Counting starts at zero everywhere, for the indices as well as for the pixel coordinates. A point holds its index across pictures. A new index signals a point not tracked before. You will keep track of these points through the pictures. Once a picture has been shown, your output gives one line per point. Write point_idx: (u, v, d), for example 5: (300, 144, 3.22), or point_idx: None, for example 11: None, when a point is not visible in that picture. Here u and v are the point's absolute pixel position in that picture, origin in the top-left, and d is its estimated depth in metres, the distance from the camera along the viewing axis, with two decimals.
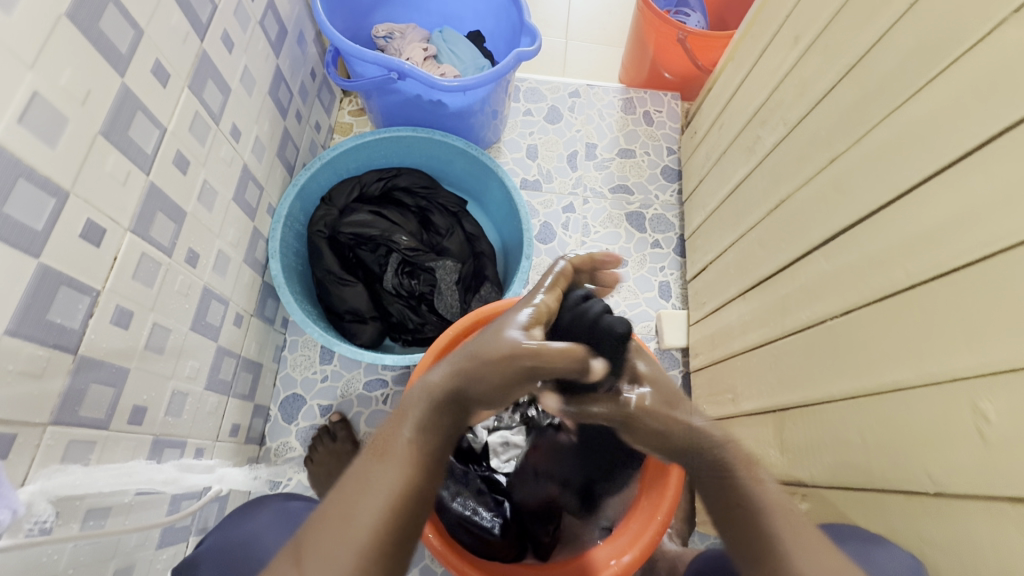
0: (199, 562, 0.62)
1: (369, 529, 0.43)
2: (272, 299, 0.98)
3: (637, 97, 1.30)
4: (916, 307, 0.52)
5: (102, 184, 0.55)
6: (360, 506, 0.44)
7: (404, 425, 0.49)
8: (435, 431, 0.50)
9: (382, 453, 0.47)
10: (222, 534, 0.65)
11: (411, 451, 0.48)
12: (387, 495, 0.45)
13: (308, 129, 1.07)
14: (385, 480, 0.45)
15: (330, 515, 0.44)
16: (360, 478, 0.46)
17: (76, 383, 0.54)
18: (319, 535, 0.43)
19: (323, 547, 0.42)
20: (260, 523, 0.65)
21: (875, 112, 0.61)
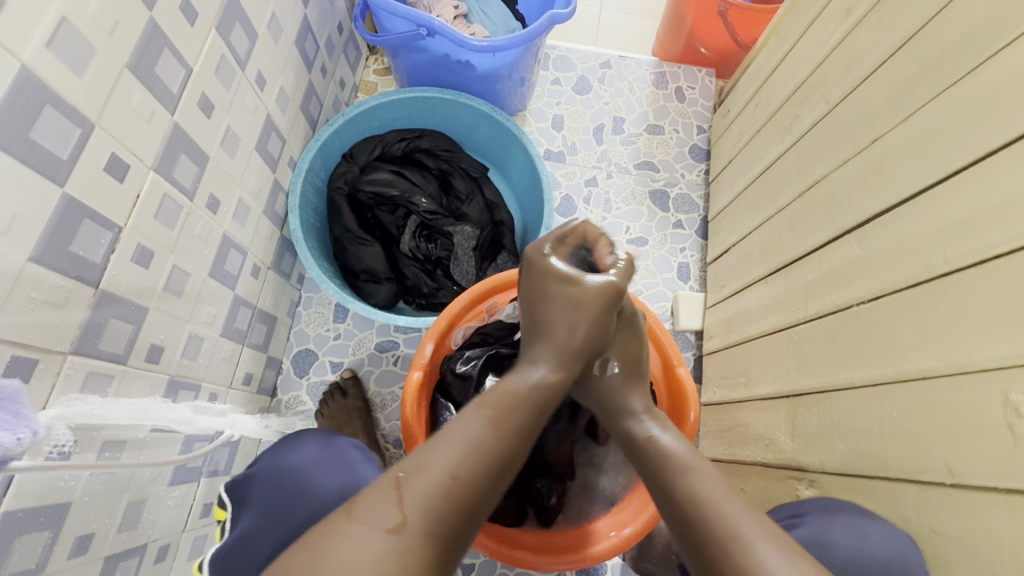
0: (251, 483, 0.64)
1: (452, 479, 0.40)
2: (289, 254, 0.98)
3: (670, 72, 1.26)
4: (949, 295, 0.50)
5: (128, 119, 0.55)
6: (467, 458, 0.41)
7: (519, 397, 0.47)
8: (541, 411, 0.48)
9: (489, 411, 0.45)
10: (274, 460, 0.66)
11: (507, 414, 0.45)
12: (480, 449, 0.42)
13: (333, 85, 1.06)
14: (476, 430, 0.43)
15: (435, 458, 0.40)
16: (454, 427, 0.43)
17: (96, 317, 0.55)
18: (422, 476, 0.39)
19: (425, 491, 0.39)
20: (309, 459, 0.66)
21: (926, 90, 0.58)
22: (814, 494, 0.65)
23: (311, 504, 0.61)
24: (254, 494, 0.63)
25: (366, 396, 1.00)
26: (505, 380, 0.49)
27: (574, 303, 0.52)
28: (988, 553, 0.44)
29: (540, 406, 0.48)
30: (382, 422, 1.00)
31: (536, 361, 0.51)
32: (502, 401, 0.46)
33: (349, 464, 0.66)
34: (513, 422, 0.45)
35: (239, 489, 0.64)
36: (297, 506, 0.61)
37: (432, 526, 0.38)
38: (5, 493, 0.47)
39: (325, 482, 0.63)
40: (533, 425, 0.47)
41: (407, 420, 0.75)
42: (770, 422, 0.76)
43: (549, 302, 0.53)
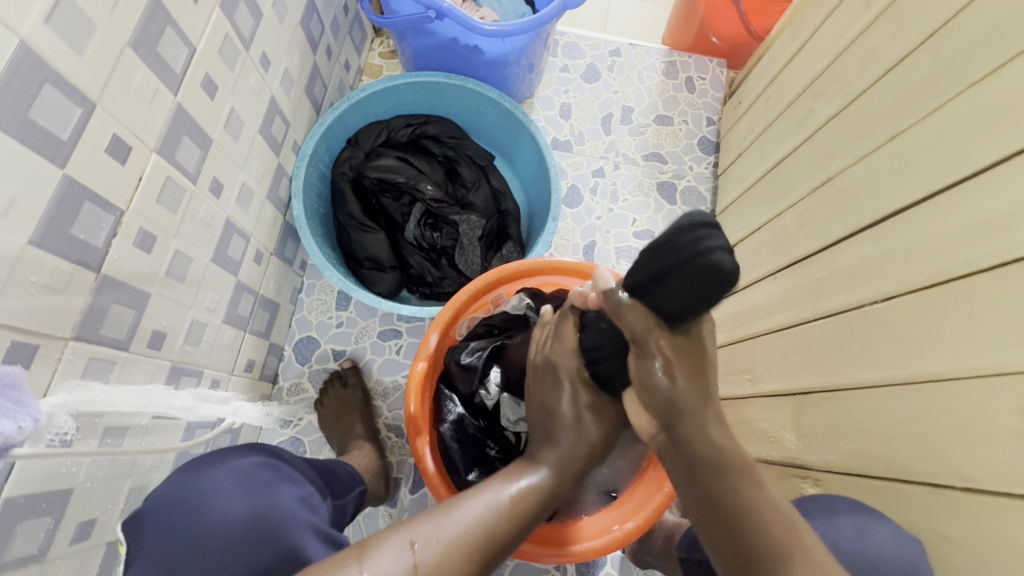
0: (144, 520, 0.54)
1: (465, 556, 0.44)
2: (292, 240, 0.97)
3: (680, 62, 1.24)
4: (968, 298, 0.49)
5: (129, 100, 0.53)
6: (479, 540, 0.45)
7: (537, 495, 0.50)
8: (546, 504, 0.51)
9: (521, 494, 0.49)
10: (170, 485, 0.57)
11: (522, 506, 0.49)
12: (490, 533, 0.46)
13: (338, 68, 1.04)
14: (491, 510, 0.47)
15: (456, 533, 0.45)
16: (475, 503, 0.47)
17: (98, 302, 0.54)
18: (440, 550, 0.43)
19: (435, 562, 0.42)
20: (215, 483, 0.56)
21: (950, 87, 0.57)
22: (819, 492, 0.65)
23: (208, 526, 0.52)
24: (147, 536, 0.53)
25: (367, 385, 1.00)
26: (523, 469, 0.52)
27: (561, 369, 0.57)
28: (1000, 557, 0.44)
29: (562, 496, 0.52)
30: (383, 410, 1.00)
31: (542, 462, 0.53)
32: (523, 490, 0.49)
33: (258, 480, 0.58)
34: (536, 507, 0.49)
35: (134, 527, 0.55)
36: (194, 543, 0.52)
37: None
38: (7, 481, 0.46)
39: (224, 501, 0.54)
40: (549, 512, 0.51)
41: (411, 412, 0.75)
42: (775, 420, 0.76)
43: (546, 391, 0.57)
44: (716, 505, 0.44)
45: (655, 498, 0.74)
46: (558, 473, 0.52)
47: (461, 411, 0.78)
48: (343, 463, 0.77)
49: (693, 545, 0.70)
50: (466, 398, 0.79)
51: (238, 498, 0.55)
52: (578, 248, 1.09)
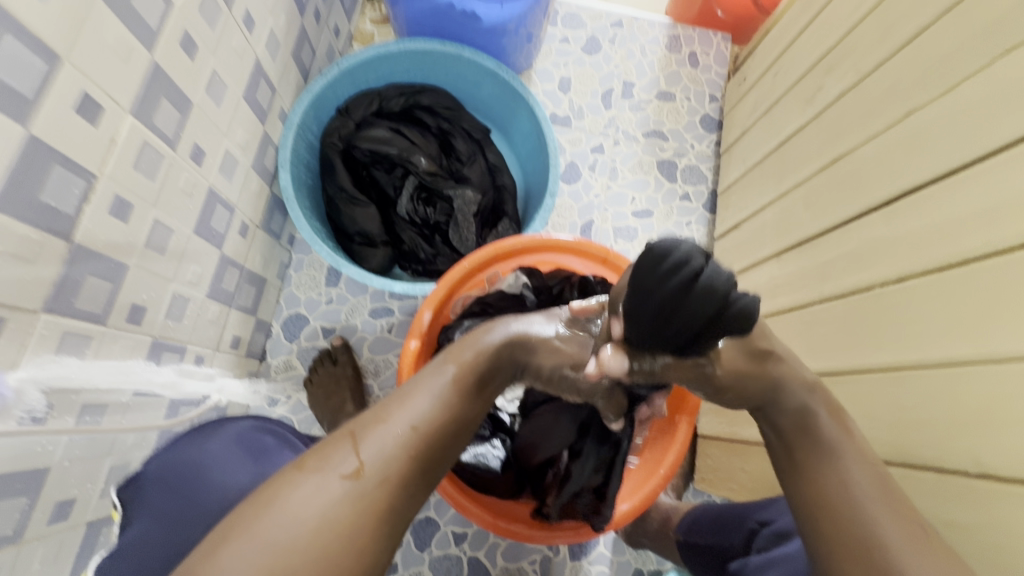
0: (143, 484, 0.52)
1: (413, 430, 0.43)
2: (280, 214, 0.93)
3: (685, 35, 1.20)
4: (986, 282, 0.48)
5: (101, 55, 0.49)
6: (428, 414, 0.44)
7: (484, 358, 0.50)
8: (495, 367, 0.51)
9: (454, 367, 0.49)
10: (173, 451, 0.54)
11: (471, 372, 0.49)
12: (442, 405, 0.45)
13: (327, 32, 0.99)
14: (437, 389, 0.46)
15: (392, 412, 0.43)
16: (421, 385, 0.46)
17: (72, 273, 0.51)
18: (376, 428, 0.42)
19: (382, 442, 0.41)
20: (217, 450, 0.54)
21: (973, 62, 0.54)
22: None
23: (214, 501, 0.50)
24: (145, 501, 0.51)
25: (358, 363, 0.97)
26: (471, 338, 0.52)
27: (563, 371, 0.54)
28: (1009, 544, 0.43)
29: (502, 364, 0.52)
30: (374, 389, 0.98)
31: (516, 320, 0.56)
32: (467, 358, 0.50)
33: (263, 451, 0.56)
34: (476, 379, 0.49)
35: (133, 490, 0.52)
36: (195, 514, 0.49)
37: (390, 470, 0.40)
38: None
39: (231, 475, 0.52)
40: (490, 380, 0.50)
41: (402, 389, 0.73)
42: None
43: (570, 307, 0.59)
44: (819, 473, 0.48)
45: (651, 481, 0.73)
46: (519, 341, 0.53)
47: None
48: None
49: (691, 529, 0.71)
50: None
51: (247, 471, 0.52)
52: (575, 226, 1.07)
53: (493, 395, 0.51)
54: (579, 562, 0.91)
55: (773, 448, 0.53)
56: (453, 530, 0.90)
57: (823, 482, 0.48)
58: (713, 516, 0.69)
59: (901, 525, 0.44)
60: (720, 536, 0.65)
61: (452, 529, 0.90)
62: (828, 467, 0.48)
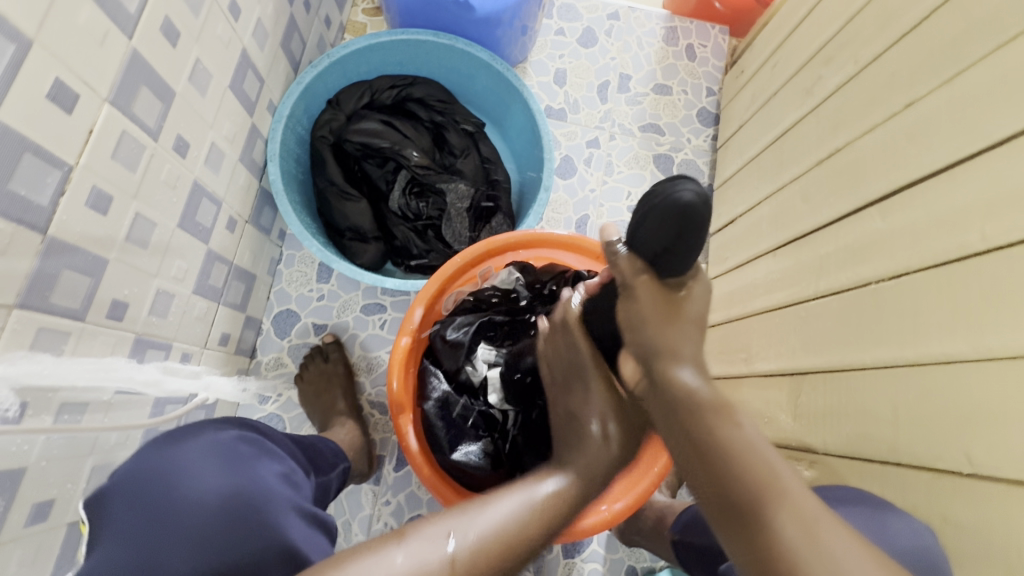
0: (108, 499, 0.49)
1: (480, 572, 0.42)
2: (269, 208, 0.92)
3: (682, 27, 1.18)
4: (986, 276, 0.47)
5: (74, 39, 0.47)
6: (497, 545, 0.44)
7: (568, 501, 0.48)
8: (575, 508, 0.48)
9: (562, 478, 0.49)
10: (143, 459, 0.51)
11: (552, 511, 0.46)
12: (509, 537, 0.44)
13: (318, 23, 0.97)
14: (505, 515, 0.45)
15: (497, 510, 0.46)
16: (496, 511, 0.46)
17: (47, 266, 0.49)
18: (472, 525, 0.44)
19: (439, 570, 0.41)
20: (192, 458, 0.52)
21: (975, 50, 0.53)
22: (815, 475, 0.64)
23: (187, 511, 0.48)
24: (112, 513, 0.48)
25: (350, 360, 0.96)
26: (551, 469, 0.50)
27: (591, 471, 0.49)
28: (1009, 545, 0.42)
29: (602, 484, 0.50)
30: (366, 387, 0.96)
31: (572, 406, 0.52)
32: (552, 494, 0.47)
33: (239, 459, 0.54)
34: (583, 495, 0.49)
35: (99, 507, 0.49)
36: (170, 521, 0.47)
37: None
38: None
39: (203, 481, 0.50)
40: (581, 504, 0.49)
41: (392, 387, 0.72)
42: (770, 400, 0.75)
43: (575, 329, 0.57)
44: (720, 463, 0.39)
45: (644, 479, 0.73)
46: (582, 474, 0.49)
47: (446, 389, 0.75)
48: (329, 441, 0.74)
49: (687, 528, 0.70)
50: (452, 375, 0.76)
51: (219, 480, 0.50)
52: (570, 221, 1.05)
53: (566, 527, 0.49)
54: (573, 560, 0.90)
55: (668, 439, 0.42)
56: None
57: (726, 484, 0.38)
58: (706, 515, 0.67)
59: (799, 517, 0.37)
60: (714, 536, 0.64)
61: None
62: (725, 457, 0.39)
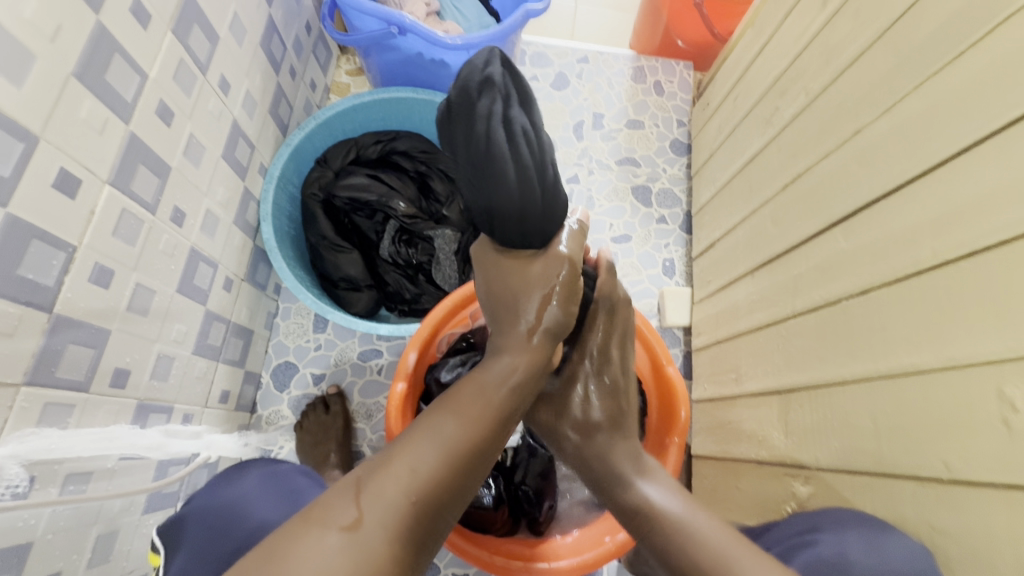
0: (183, 522, 0.58)
1: (412, 473, 0.39)
2: (264, 264, 0.95)
3: (648, 66, 1.24)
4: (940, 288, 0.50)
5: (76, 131, 0.51)
6: (432, 454, 0.40)
7: (491, 387, 0.45)
8: (518, 399, 0.46)
9: (457, 399, 0.44)
10: (209, 495, 0.60)
11: (477, 406, 0.43)
12: (447, 446, 0.40)
13: (303, 87, 1.02)
14: (438, 429, 0.41)
15: (397, 458, 0.39)
16: (426, 420, 0.42)
17: (52, 343, 0.51)
18: (381, 473, 0.38)
19: (380, 493, 0.37)
20: (250, 487, 0.60)
21: (907, 81, 0.57)
22: (810, 490, 0.65)
23: (243, 533, 0.55)
24: (185, 533, 0.56)
25: (349, 409, 0.97)
26: (476, 371, 0.47)
27: (516, 378, 0.46)
28: (991, 547, 0.44)
29: (519, 395, 0.46)
30: (366, 433, 0.97)
31: (501, 353, 0.49)
32: (476, 400, 0.44)
33: (290, 490, 0.61)
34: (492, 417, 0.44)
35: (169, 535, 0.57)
36: (224, 504, 0.58)
37: (392, 525, 0.37)
38: None
39: (248, 483, 0.61)
40: (513, 409, 0.45)
41: (391, 433, 0.73)
42: (762, 419, 0.76)
43: (505, 337, 0.50)
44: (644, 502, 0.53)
45: None
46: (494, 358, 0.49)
47: None
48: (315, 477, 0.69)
49: None
50: None
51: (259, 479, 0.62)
52: None
53: (516, 423, 0.46)
54: None
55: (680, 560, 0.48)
56: (454, 573, 0.88)
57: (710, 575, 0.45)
58: None
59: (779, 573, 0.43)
60: None
61: (453, 570, 0.88)
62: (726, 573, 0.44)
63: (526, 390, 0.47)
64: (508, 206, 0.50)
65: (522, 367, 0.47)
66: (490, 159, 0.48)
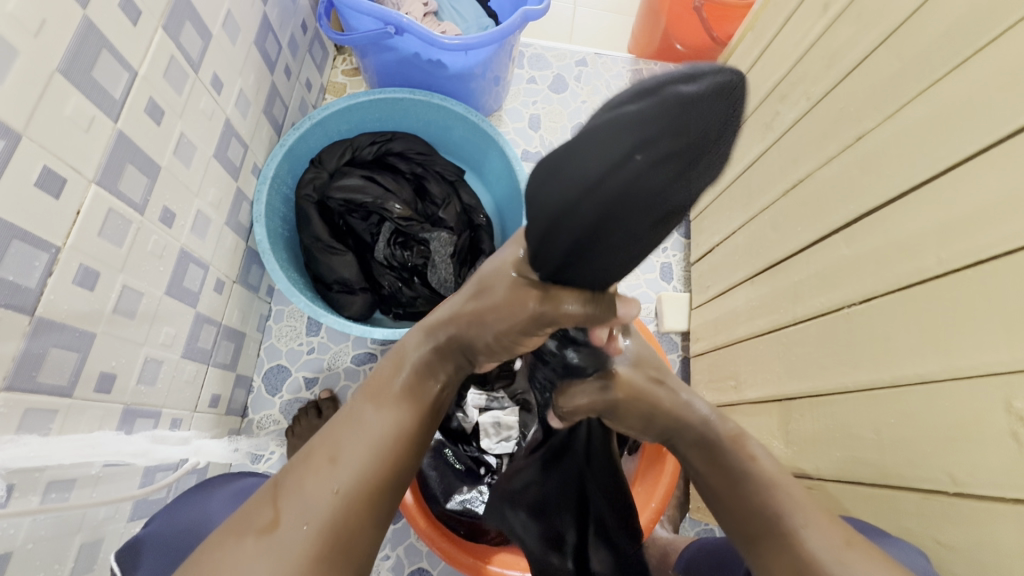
0: (145, 545, 0.55)
1: (330, 462, 0.40)
2: (257, 266, 0.93)
3: (647, 69, 1.24)
4: (945, 297, 0.49)
5: (61, 128, 0.49)
6: (348, 444, 0.41)
7: (403, 368, 0.46)
8: (434, 373, 0.46)
9: (372, 389, 0.45)
10: (170, 517, 0.57)
11: (389, 389, 0.44)
12: (362, 432, 0.42)
13: (298, 87, 1.01)
14: (356, 424, 0.42)
15: (313, 453, 0.41)
16: (343, 417, 0.44)
17: (33, 347, 0.50)
18: (296, 474, 0.40)
19: (298, 489, 0.39)
20: (214, 508, 0.56)
21: (911, 86, 0.57)
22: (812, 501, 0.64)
23: None
24: (146, 560, 0.54)
25: None
26: (391, 355, 0.47)
27: (430, 356, 0.46)
28: (998, 563, 0.43)
29: (433, 365, 0.46)
30: None
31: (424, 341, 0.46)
32: (390, 386, 0.45)
33: None
34: (401, 395, 0.44)
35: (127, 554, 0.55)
36: (186, 530, 0.55)
37: (315, 513, 0.38)
38: None
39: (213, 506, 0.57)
40: (431, 384, 0.46)
41: None
42: (763, 427, 0.75)
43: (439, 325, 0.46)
44: (717, 470, 0.51)
45: (643, 514, 0.73)
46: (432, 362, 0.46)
47: None
48: None
49: (688, 566, 0.66)
50: None
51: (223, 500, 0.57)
52: None
53: (443, 395, 0.47)
54: None
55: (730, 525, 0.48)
56: None
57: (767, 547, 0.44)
58: (705, 552, 0.64)
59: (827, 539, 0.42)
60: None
61: None
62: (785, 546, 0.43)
63: (447, 363, 0.47)
64: (552, 205, 0.32)
65: (429, 339, 0.46)
66: (575, 152, 0.31)
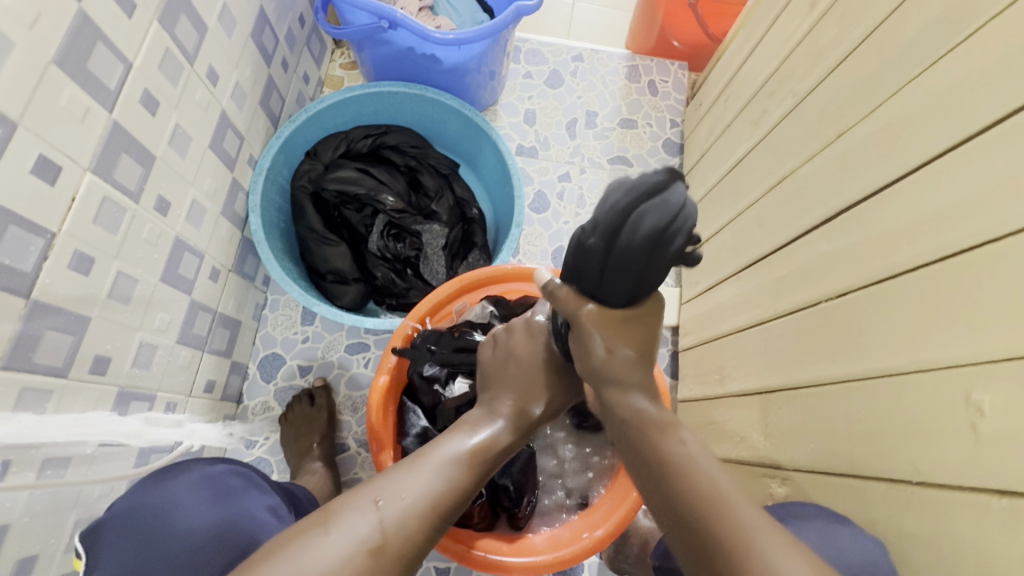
0: (104, 531, 0.53)
1: (431, 510, 0.46)
2: (253, 256, 0.95)
3: (643, 65, 1.24)
4: (913, 292, 0.50)
5: (57, 118, 0.51)
6: (448, 497, 0.47)
7: (494, 447, 0.52)
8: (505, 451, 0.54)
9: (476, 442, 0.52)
10: (136, 497, 0.56)
11: (482, 453, 0.51)
12: (461, 486, 0.49)
13: (296, 80, 1.02)
14: (457, 474, 0.49)
15: (418, 487, 0.46)
16: (445, 457, 0.50)
17: (29, 329, 0.52)
18: (400, 505, 0.45)
19: (400, 519, 0.44)
20: (180, 492, 0.56)
21: (890, 83, 0.57)
22: (786, 491, 0.65)
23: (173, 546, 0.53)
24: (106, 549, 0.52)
25: (335, 402, 0.97)
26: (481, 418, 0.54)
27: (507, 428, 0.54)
28: (952, 551, 0.44)
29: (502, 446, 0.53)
30: (351, 425, 0.98)
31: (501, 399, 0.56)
32: (485, 450, 0.52)
33: (227, 492, 0.58)
34: (486, 458, 0.52)
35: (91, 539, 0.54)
36: (144, 517, 0.54)
37: (407, 546, 0.43)
38: None
39: (177, 489, 0.57)
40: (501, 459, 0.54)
41: (372, 425, 0.74)
42: (743, 419, 0.76)
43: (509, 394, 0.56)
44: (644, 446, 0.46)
45: (624, 505, 0.73)
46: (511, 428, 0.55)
47: (426, 424, 0.79)
48: (302, 488, 0.76)
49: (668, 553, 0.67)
50: (430, 411, 0.79)
51: (185, 481, 0.57)
52: (546, 253, 1.09)
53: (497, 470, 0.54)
54: None
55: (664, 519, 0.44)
56: (436, 565, 0.89)
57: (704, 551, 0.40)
58: None
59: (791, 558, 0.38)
60: None
61: (435, 563, 0.89)
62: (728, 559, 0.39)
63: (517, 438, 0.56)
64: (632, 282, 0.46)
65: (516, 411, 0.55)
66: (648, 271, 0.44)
